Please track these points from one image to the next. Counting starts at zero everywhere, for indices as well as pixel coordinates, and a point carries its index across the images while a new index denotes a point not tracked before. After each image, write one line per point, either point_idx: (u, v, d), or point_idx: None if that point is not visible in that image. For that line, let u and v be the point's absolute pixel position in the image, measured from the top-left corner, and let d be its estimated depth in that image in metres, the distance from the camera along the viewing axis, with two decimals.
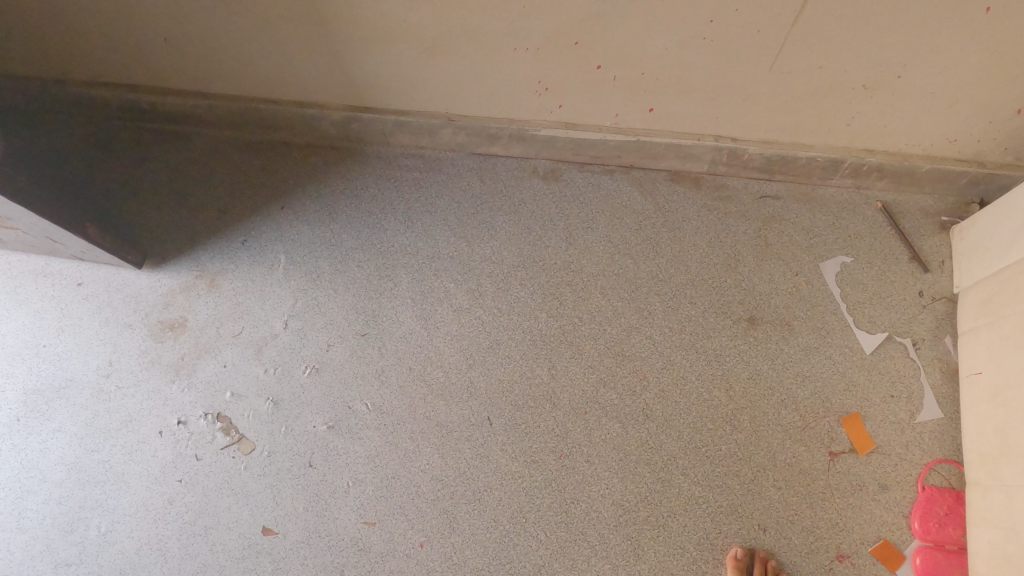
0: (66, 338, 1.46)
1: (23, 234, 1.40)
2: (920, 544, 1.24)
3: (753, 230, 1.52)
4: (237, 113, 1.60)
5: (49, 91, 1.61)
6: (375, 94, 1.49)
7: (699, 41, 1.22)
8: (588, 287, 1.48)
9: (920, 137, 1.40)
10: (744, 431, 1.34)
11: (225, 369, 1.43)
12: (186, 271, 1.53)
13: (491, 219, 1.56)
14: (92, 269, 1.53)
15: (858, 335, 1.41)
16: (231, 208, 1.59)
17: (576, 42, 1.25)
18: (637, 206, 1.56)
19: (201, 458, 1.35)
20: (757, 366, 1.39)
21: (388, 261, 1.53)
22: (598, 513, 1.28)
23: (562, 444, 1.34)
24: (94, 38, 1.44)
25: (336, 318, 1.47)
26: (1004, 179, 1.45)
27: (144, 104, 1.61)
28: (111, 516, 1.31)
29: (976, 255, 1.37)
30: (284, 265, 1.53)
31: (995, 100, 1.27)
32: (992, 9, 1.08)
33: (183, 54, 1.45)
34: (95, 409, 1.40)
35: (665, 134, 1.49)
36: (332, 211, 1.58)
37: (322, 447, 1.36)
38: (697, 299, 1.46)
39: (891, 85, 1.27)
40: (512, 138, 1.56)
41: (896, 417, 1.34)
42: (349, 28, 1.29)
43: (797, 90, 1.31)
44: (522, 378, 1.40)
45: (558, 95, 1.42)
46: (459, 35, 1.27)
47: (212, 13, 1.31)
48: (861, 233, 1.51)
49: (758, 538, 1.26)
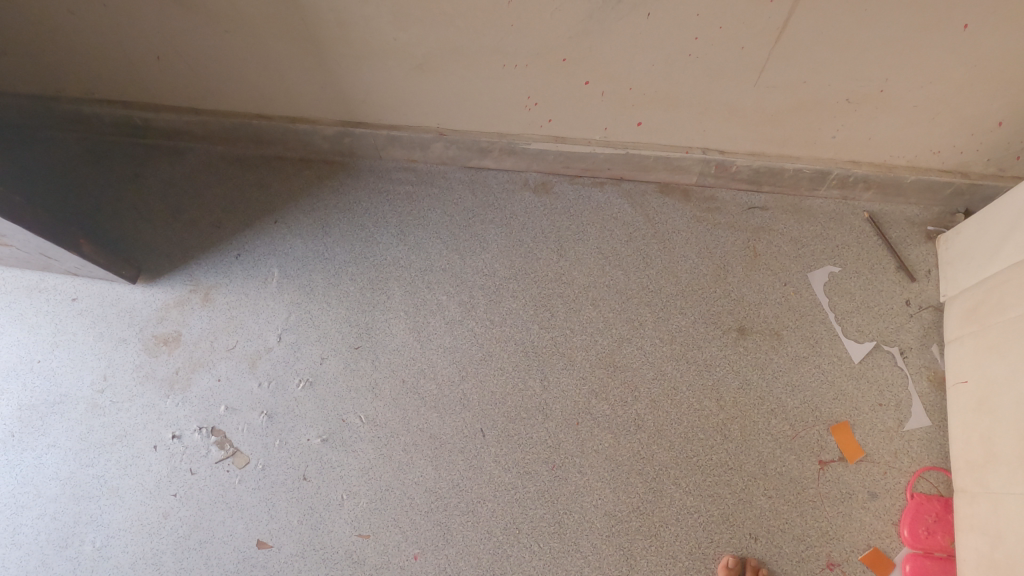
0: (61, 353, 1.47)
1: (17, 250, 1.41)
2: (909, 551, 1.26)
3: (742, 241, 1.54)
4: (231, 128, 1.62)
5: (44, 109, 1.62)
6: (368, 110, 1.51)
7: (684, 57, 1.24)
8: (578, 299, 1.49)
9: (904, 148, 1.42)
10: (735, 441, 1.35)
11: (218, 383, 1.44)
12: (181, 285, 1.54)
13: (483, 232, 1.58)
14: (87, 284, 1.54)
15: (846, 344, 1.42)
16: (225, 221, 1.61)
17: (564, 58, 1.27)
18: (628, 218, 1.58)
19: (196, 472, 1.36)
20: (747, 376, 1.41)
21: (381, 273, 1.54)
22: (592, 523, 1.29)
23: (555, 455, 1.35)
24: (87, 56, 1.45)
25: (329, 331, 1.48)
26: (987, 190, 1.48)
27: (137, 120, 1.63)
28: (105, 531, 1.31)
29: (961, 264, 1.39)
30: (278, 279, 1.54)
31: (977, 113, 1.29)
32: (969, 26, 1.10)
33: (177, 72, 1.46)
34: (89, 424, 1.41)
35: (654, 147, 1.51)
36: (325, 225, 1.59)
37: (316, 459, 1.36)
38: (688, 309, 1.47)
39: (874, 99, 1.29)
40: (503, 152, 1.58)
41: (885, 425, 1.35)
42: (340, 46, 1.31)
43: (781, 104, 1.33)
44: (516, 389, 1.41)
45: (548, 109, 1.43)
46: (449, 53, 1.29)
47: (205, 32, 1.33)
48: (848, 243, 1.52)
49: (749, 546, 1.27)
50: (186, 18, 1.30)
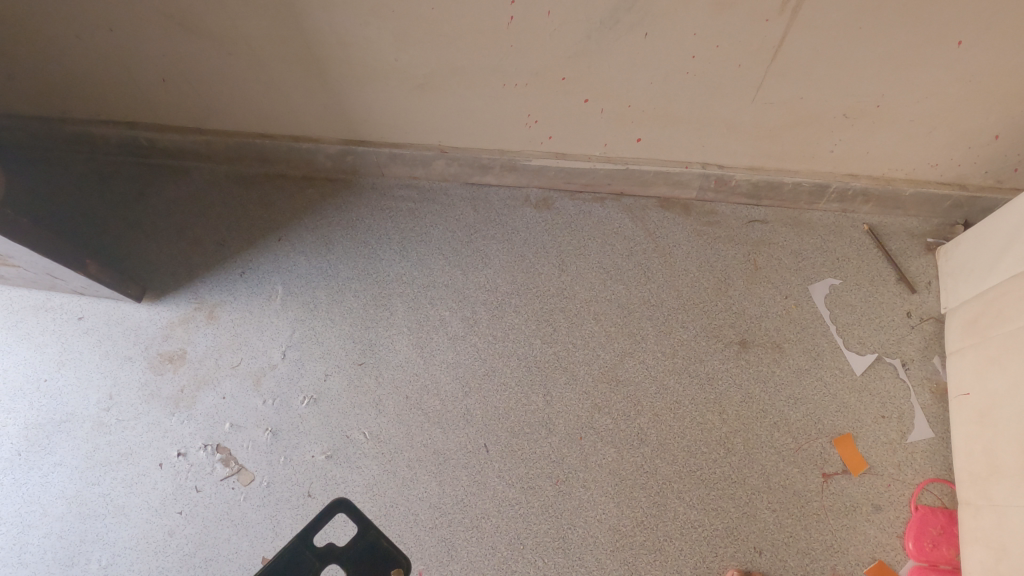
0: (67, 372, 1.48)
1: (24, 271, 1.42)
2: (915, 564, 1.25)
3: (742, 254, 1.55)
4: (234, 147, 1.64)
5: (50, 131, 1.65)
6: (371, 128, 1.53)
7: (682, 75, 1.25)
8: (580, 313, 1.50)
9: (902, 162, 1.44)
10: (738, 454, 1.35)
11: (223, 401, 1.44)
12: (185, 303, 1.55)
13: (485, 247, 1.59)
14: (92, 303, 1.56)
15: (847, 356, 1.43)
16: (229, 238, 1.62)
17: (563, 77, 1.29)
18: (628, 233, 1.59)
19: (201, 489, 1.36)
20: (749, 389, 1.41)
21: (385, 290, 1.55)
22: (595, 538, 1.29)
23: (558, 469, 1.35)
24: (92, 78, 1.48)
25: (333, 348, 1.49)
26: (986, 202, 1.49)
27: (142, 141, 1.65)
28: (111, 549, 1.31)
29: (961, 277, 1.40)
30: (282, 296, 1.55)
31: (972, 127, 1.31)
32: (963, 42, 1.12)
33: (181, 93, 1.49)
34: (96, 443, 1.41)
35: (654, 162, 1.53)
36: (328, 242, 1.61)
37: (321, 476, 1.37)
38: (689, 323, 1.48)
39: (870, 114, 1.31)
40: (503, 168, 1.60)
41: (887, 437, 1.35)
42: (343, 67, 1.33)
43: (779, 119, 1.35)
44: (519, 404, 1.41)
45: (548, 127, 1.45)
46: (449, 72, 1.31)
47: (209, 55, 1.35)
48: (848, 256, 1.53)
49: (753, 560, 1.26)
50: (191, 42, 1.32)
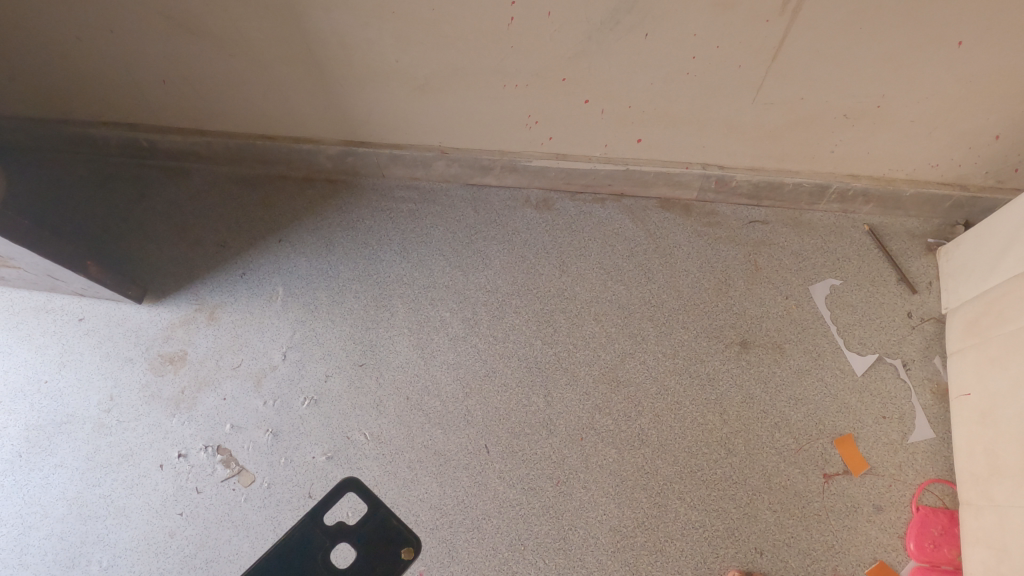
0: (68, 373, 1.48)
1: (25, 272, 1.43)
2: (916, 564, 1.25)
3: (742, 255, 1.55)
4: (235, 148, 1.64)
5: (51, 132, 1.65)
6: (371, 130, 1.53)
7: (683, 76, 1.25)
8: (581, 314, 1.50)
9: (903, 162, 1.44)
10: (738, 454, 1.35)
11: (224, 402, 1.45)
12: (186, 304, 1.55)
13: (485, 248, 1.59)
14: (93, 304, 1.56)
15: (848, 356, 1.43)
16: (229, 239, 1.62)
17: (564, 78, 1.29)
18: (629, 233, 1.59)
19: (202, 490, 1.36)
20: (750, 390, 1.41)
21: (385, 291, 1.55)
22: (596, 539, 1.29)
23: (559, 470, 1.35)
24: (93, 80, 1.48)
25: (334, 349, 1.49)
26: (986, 202, 1.49)
27: (143, 142, 1.65)
28: (112, 550, 1.31)
29: (961, 277, 1.39)
30: (283, 297, 1.55)
31: (973, 128, 1.30)
32: (964, 43, 1.12)
33: (182, 94, 1.49)
34: (96, 444, 1.41)
35: (654, 163, 1.53)
36: (329, 243, 1.61)
37: (321, 477, 1.37)
38: (690, 324, 1.48)
39: (871, 114, 1.31)
40: (504, 169, 1.60)
41: (889, 438, 1.35)
42: (343, 68, 1.33)
43: (780, 119, 1.35)
44: (519, 405, 1.41)
45: (549, 127, 1.45)
46: (450, 73, 1.31)
47: (209, 56, 1.35)
48: (848, 256, 1.53)
49: (754, 561, 1.26)
50: (191, 43, 1.32)
